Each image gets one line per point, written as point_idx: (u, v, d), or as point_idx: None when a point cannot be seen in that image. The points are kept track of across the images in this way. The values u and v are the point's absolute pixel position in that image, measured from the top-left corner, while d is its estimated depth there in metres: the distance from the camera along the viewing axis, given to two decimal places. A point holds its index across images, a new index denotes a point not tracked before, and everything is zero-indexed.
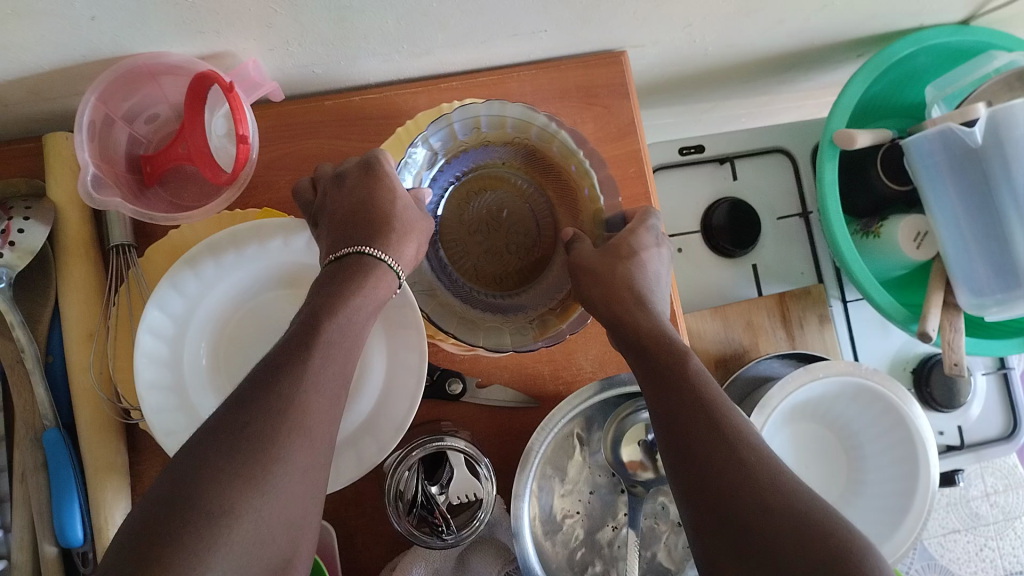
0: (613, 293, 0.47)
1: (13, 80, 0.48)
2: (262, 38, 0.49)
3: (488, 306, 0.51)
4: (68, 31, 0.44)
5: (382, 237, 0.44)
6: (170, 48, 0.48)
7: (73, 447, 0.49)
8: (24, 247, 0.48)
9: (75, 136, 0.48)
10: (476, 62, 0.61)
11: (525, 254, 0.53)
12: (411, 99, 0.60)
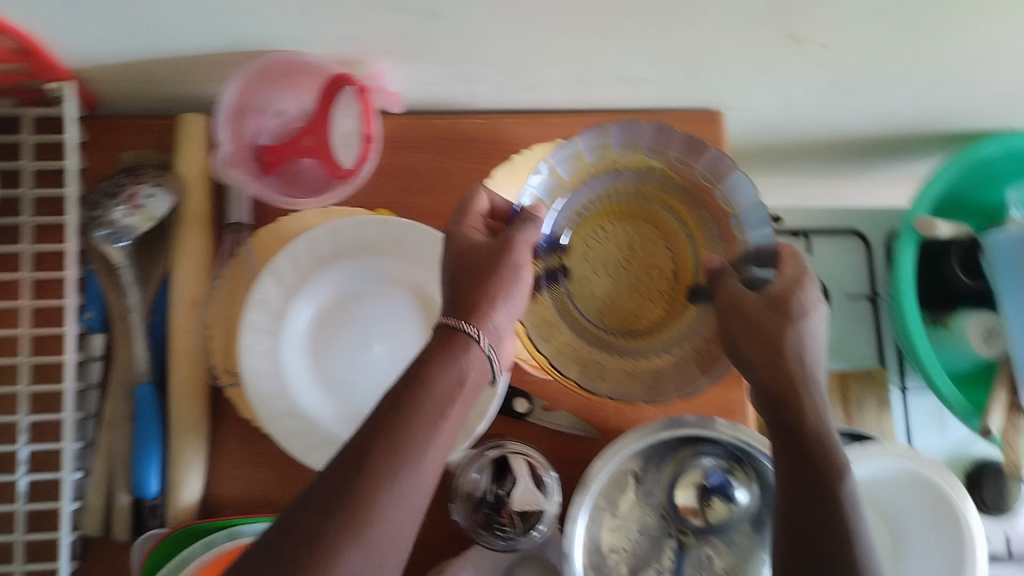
0: (776, 353, 0.46)
1: (162, 61, 0.51)
2: (395, 50, 0.52)
3: (621, 348, 0.51)
4: (222, 19, 0.47)
5: (475, 309, 0.44)
6: (309, 49, 0.52)
7: (161, 404, 0.52)
8: (149, 212, 0.52)
9: (217, 114, 0.53)
10: (582, 103, 0.64)
11: (665, 292, 0.52)
12: (515, 129, 0.62)
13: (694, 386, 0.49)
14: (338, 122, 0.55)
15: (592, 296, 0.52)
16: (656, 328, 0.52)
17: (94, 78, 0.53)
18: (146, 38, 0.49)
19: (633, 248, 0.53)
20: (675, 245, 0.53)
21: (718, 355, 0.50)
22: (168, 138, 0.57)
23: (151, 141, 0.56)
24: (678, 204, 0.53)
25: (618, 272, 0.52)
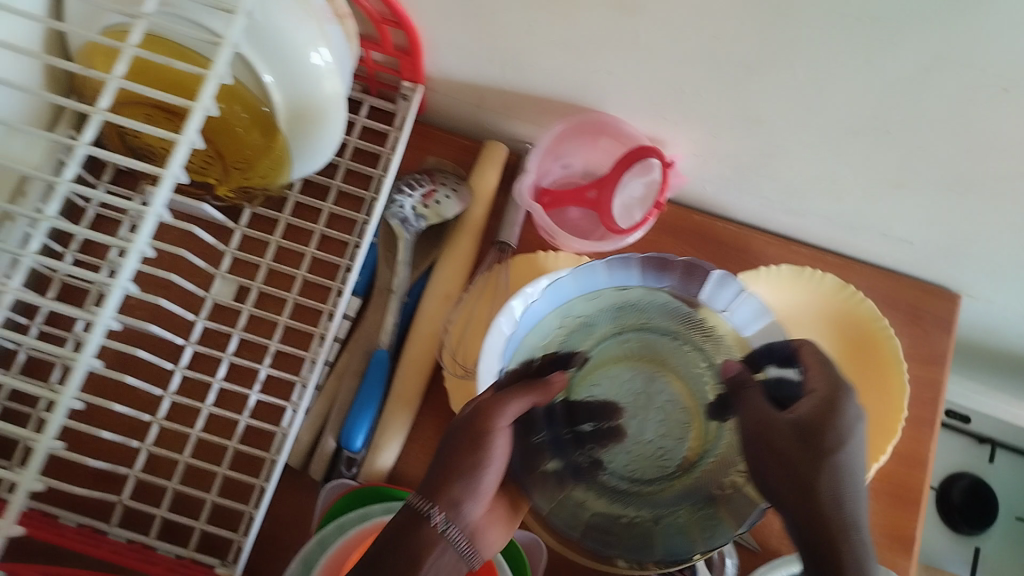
0: (808, 495, 0.39)
1: (502, 90, 0.59)
2: (699, 142, 0.58)
3: (620, 497, 0.41)
4: (575, 73, 0.54)
5: (439, 495, 0.41)
6: (629, 118, 0.58)
7: (389, 374, 0.57)
8: (436, 210, 0.60)
9: (534, 147, 0.61)
10: (831, 243, 0.66)
11: (674, 437, 0.42)
12: (763, 246, 0.66)
13: (716, 537, 0.39)
14: (634, 186, 0.62)
15: (618, 445, 0.42)
16: (637, 480, 0.41)
17: (436, 84, 0.61)
18: (504, 68, 0.56)
19: (628, 394, 0.43)
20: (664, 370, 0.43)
21: (723, 508, 0.40)
22: (473, 159, 0.65)
23: (458, 157, 0.65)
24: (693, 333, 0.44)
25: (649, 425, 0.43)
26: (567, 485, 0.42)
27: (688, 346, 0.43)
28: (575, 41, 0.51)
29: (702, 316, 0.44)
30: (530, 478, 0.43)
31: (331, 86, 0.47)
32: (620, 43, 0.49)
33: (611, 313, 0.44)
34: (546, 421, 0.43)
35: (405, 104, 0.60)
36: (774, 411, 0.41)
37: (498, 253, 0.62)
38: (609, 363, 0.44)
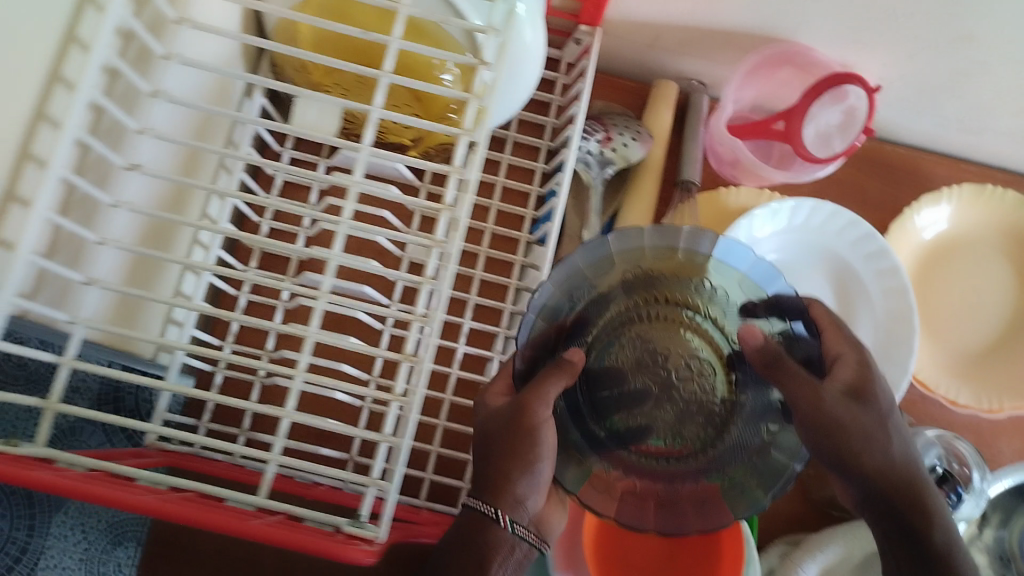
0: (852, 441, 0.46)
1: (682, 26, 0.59)
2: (894, 63, 0.57)
3: (658, 461, 0.45)
4: (780, 0, 0.54)
5: (491, 494, 0.44)
6: (820, 46, 0.58)
7: None
8: (621, 153, 0.61)
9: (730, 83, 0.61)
10: (1001, 160, 0.66)
11: (692, 387, 0.46)
12: (935, 167, 0.65)
13: (754, 502, 0.44)
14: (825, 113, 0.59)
15: (645, 428, 0.46)
16: (672, 446, 0.45)
17: (611, 26, 0.61)
18: (697, 5, 0.56)
19: (654, 351, 0.47)
20: (665, 330, 0.46)
21: (755, 476, 0.45)
22: (642, 102, 0.66)
23: (627, 101, 0.66)
24: (686, 296, 0.46)
25: (657, 393, 0.46)
26: (612, 472, 0.46)
27: (681, 318, 0.46)
28: None
29: (674, 274, 0.46)
30: (577, 475, 0.46)
31: (530, 36, 0.50)
32: None
33: (594, 278, 0.46)
34: (571, 417, 0.46)
35: (572, 49, 0.62)
36: (817, 381, 0.45)
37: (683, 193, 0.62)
38: (613, 333, 0.46)
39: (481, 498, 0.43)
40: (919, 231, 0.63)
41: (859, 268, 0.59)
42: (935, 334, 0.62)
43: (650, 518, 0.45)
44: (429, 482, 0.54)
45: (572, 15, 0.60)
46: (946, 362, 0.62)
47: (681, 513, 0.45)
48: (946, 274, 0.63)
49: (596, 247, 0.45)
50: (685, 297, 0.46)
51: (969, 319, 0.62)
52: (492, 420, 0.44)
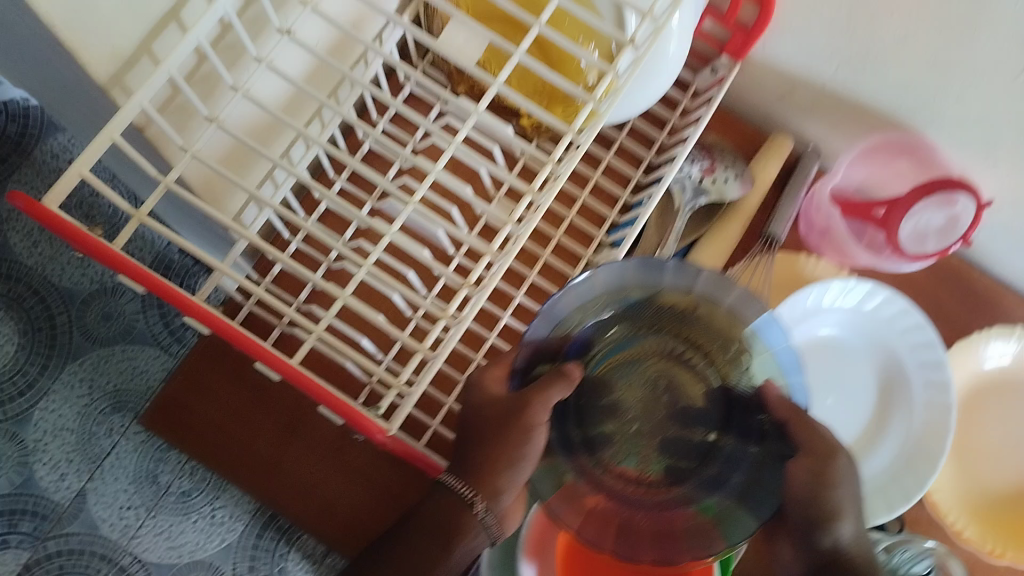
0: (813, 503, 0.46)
1: (819, 88, 0.59)
2: (1014, 189, 0.57)
3: (635, 486, 0.45)
4: (923, 91, 0.54)
5: (469, 473, 0.46)
6: (946, 149, 0.57)
7: None
8: (719, 188, 0.62)
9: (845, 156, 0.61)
10: None
11: (685, 418, 0.45)
12: (1016, 305, 0.64)
13: (713, 544, 0.43)
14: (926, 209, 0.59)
15: (618, 445, 0.45)
16: (654, 472, 0.45)
17: (751, 67, 0.62)
18: (842, 70, 0.56)
19: (653, 378, 0.46)
20: (673, 364, 0.45)
21: (729, 526, 0.43)
22: (754, 150, 0.66)
23: (739, 144, 0.66)
24: (698, 335, 0.45)
25: (649, 415, 0.46)
26: (585, 490, 0.44)
27: (694, 355, 0.45)
28: (942, 65, 0.51)
29: (690, 314, 0.44)
30: (548, 485, 0.45)
31: (671, 48, 0.53)
32: (995, 70, 0.49)
33: (612, 297, 0.44)
34: (557, 418, 0.46)
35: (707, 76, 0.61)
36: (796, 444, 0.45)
37: (763, 246, 0.63)
38: (620, 355, 0.46)
39: (461, 481, 0.46)
40: (981, 360, 0.63)
41: (908, 367, 0.60)
42: (963, 461, 0.63)
43: (615, 540, 0.44)
44: (431, 431, 0.54)
45: (719, 43, 0.60)
46: (962, 494, 0.62)
47: (643, 542, 0.44)
48: (989, 410, 0.64)
49: (617, 268, 0.42)
50: (698, 337, 0.45)
51: (1003, 461, 0.63)
52: (473, 411, 0.44)
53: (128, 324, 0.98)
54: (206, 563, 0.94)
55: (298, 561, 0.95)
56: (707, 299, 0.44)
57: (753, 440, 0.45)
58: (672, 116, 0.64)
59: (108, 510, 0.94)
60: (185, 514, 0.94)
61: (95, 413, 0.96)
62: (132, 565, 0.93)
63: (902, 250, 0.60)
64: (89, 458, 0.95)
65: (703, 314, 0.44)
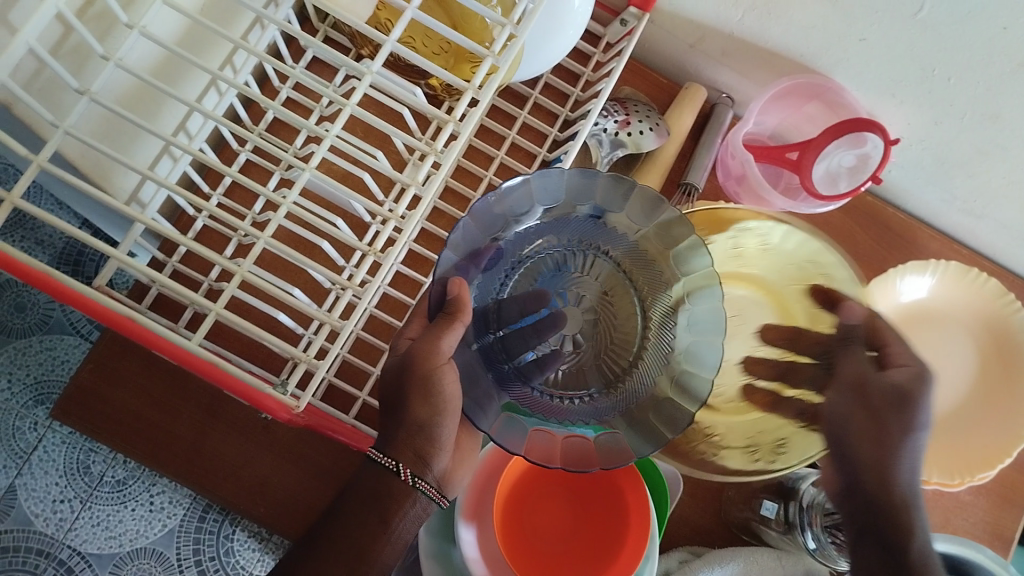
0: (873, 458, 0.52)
1: (728, 35, 0.59)
2: (920, 125, 0.58)
3: (569, 396, 0.50)
4: (828, 33, 0.54)
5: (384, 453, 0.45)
6: (854, 88, 0.58)
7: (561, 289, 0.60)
8: (635, 141, 0.61)
9: (756, 103, 0.60)
10: (989, 249, 0.67)
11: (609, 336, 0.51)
12: (926, 239, 0.66)
13: (654, 441, 0.46)
14: (842, 147, 0.59)
15: (543, 361, 0.50)
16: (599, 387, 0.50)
17: (661, 16, 0.61)
18: (749, 16, 0.56)
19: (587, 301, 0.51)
20: (596, 275, 0.53)
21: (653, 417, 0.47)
22: (670, 100, 0.65)
23: (656, 96, 0.65)
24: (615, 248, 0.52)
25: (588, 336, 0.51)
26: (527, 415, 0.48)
27: (612, 268, 0.52)
28: (843, 4, 0.51)
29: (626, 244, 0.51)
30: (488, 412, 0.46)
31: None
32: (896, 10, 0.49)
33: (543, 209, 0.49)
34: (481, 360, 0.48)
35: (618, 28, 0.60)
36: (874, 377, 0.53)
37: (683, 196, 0.64)
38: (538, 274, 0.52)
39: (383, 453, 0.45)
40: (898, 293, 0.64)
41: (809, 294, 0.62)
42: None
43: (565, 448, 0.46)
44: (361, 402, 0.54)
45: None
46: None
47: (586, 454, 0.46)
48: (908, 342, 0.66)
49: (554, 180, 0.47)
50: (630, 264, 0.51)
51: None
52: (392, 374, 0.45)
53: (43, 314, 0.94)
54: (150, 548, 0.94)
55: (243, 539, 0.95)
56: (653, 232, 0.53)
57: (670, 325, 0.50)
58: (587, 69, 0.63)
59: (41, 504, 0.92)
60: (121, 502, 0.93)
61: (17, 407, 0.93)
62: (73, 558, 0.92)
63: (813, 189, 0.59)
64: (16, 453, 0.93)
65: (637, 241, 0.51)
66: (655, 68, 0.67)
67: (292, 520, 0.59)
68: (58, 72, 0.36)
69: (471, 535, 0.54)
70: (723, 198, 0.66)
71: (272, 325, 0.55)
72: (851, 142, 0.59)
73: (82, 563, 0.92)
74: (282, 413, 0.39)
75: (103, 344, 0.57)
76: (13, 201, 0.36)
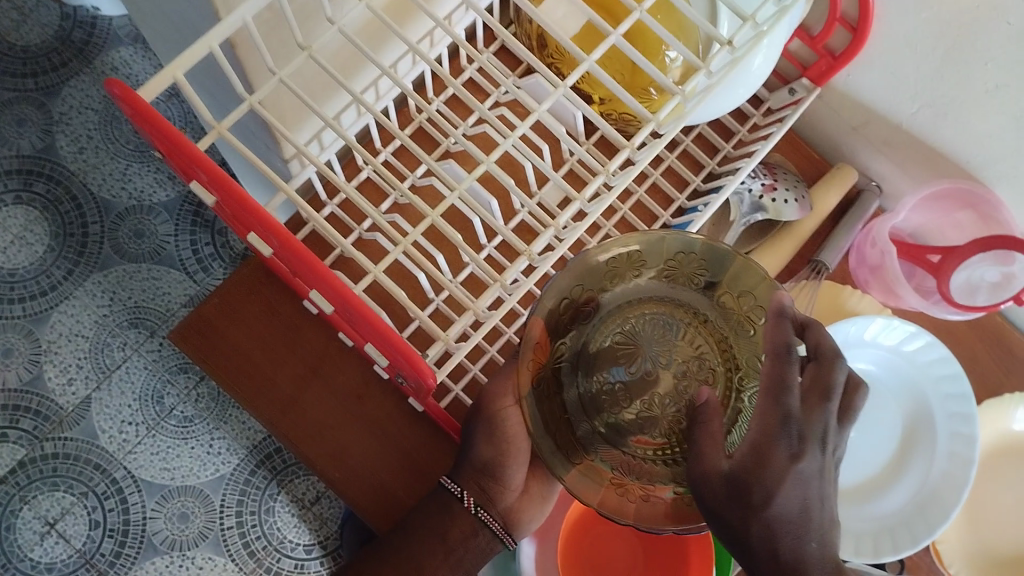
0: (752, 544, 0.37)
1: (895, 125, 0.59)
2: None
3: (648, 456, 0.42)
4: (1004, 145, 0.53)
5: (466, 475, 0.53)
6: (1013, 205, 0.57)
7: (665, 330, 0.43)
8: (776, 208, 0.61)
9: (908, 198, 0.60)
10: None
11: (648, 377, 0.43)
12: None
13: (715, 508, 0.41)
14: (982, 257, 0.58)
15: (635, 418, 0.42)
16: (635, 438, 0.42)
17: (830, 93, 0.62)
18: (925, 111, 0.56)
19: (623, 333, 0.43)
20: (676, 309, 0.43)
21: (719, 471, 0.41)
22: (817, 177, 0.65)
23: (803, 169, 0.65)
24: (692, 276, 0.43)
25: (605, 372, 0.43)
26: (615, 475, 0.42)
27: (686, 296, 0.43)
28: None
29: (650, 277, 0.44)
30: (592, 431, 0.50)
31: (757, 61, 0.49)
32: None
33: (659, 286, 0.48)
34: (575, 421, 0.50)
35: (782, 96, 0.61)
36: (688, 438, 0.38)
37: (811, 272, 0.63)
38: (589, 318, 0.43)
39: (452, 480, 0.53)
40: (1009, 421, 0.63)
41: (938, 409, 0.60)
42: (974, 520, 0.63)
43: None
44: (454, 392, 0.56)
45: (802, 65, 0.60)
46: (968, 551, 0.62)
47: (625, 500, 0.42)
48: (1001, 472, 0.64)
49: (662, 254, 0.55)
50: (676, 294, 0.44)
51: (1011, 528, 0.63)
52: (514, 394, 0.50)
53: (158, 245, 0.98)
54: (197, 488, 0.96)
55: (286, 503, 0.98)
56: (683, 251, 0.43)
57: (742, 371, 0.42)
58: (741, 128, 0.63)
59: (111, 422, 0.96)
60: (183, 439, 0.97)
61: (112, 326, 0.97)
62: (125, 480, 0.95)
63: (950, 296, 0.59)
64: (99, 367, 0.96)
65: (666, 268, 0.43)
66: (810, 143, 0.67)
67: (365, 492, 0.60)
68: (290, 24, 0.39)
69: (531, 550, 0.60)
70: (850, 283, 0.66)
71: (387, 303, 0.56)
72: (998, 257, 0.58)
73: (133, 486, 0.95)
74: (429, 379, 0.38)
75: (230, 284, 0.60)
76: (220, 131, 0.38)
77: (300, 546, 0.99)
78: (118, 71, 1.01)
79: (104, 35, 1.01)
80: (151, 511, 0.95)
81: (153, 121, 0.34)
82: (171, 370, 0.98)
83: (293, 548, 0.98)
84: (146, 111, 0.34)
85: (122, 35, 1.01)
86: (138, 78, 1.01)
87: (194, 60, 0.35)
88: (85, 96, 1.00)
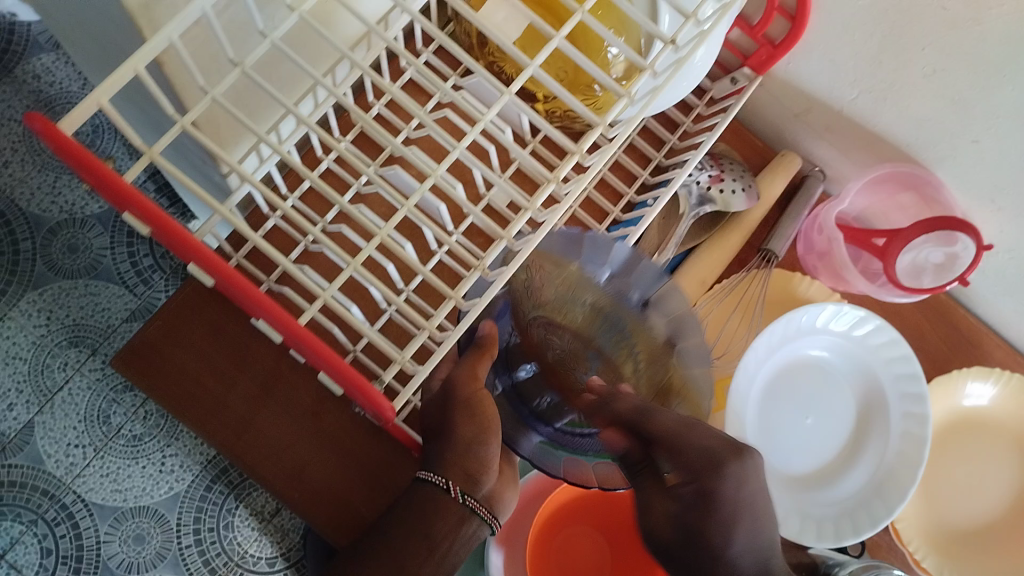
0: None
1: (836, 111, 0.59)
2: (1013, 235, 0.57)
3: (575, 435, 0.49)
4: (941, 128, 0.54)
5: None
6: (953, 185, 0.58)
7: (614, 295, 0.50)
8: (724, 199, 0.61)
9: (856, 184, 0.61)
10: None
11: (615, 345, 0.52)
12: (996, 348, 0.65)
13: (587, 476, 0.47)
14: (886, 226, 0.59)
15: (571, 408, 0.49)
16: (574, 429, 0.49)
17: (770, 80, 0.62)
18: (864, 97, 0.56)
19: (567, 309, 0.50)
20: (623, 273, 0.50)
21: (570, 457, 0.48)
22: (763, 164, 0.65)
23: (748, 157, 0.65)
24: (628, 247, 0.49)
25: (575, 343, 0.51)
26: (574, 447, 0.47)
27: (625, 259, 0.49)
28: (964, 102, 0.51)
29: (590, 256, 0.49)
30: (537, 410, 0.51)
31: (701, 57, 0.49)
32: (1016, 119, 0.49)
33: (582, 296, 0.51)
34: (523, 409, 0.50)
35: (725, 85, 0.60)
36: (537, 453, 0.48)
37: (761, 261, 0.63)
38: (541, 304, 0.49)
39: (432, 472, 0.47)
40: (960, 397, 0.64)
41: (888, 391, 0.61)
42: (929, 495, 0.65)
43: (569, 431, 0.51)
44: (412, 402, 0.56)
45: (743, 54, 0.60)
46: (924, 525, 0.63)
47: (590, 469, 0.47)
48: (954, 444, 0.66)
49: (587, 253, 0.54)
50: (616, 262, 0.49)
51: (965, 498, 0.65)
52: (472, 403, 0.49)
53: (93, 259, 0.95)
54: (152, 508, 0.94)
55: (245, 517, 0.96)
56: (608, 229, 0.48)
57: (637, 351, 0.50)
58: (686, 119, 0.62)
59: (56, 445, 0.92)
60: (134, 458, 0.94)
61: (50, 346, 0.93)
62: (75, 504, 0.92)
63: (896, 278, 0.59)
64: (40, 390, 0.92)
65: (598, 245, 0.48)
66: (754, 132, 0.68)
67: (326, 511, 0.59)
68: (220, 40, 0.37)
69: (499, 558, 0.59)
70: (799, 270, 0.67)
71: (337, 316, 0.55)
72: (941, 237, 0.59)
73: (83, 510, 0.92)
74: (387, 412, 0.37)
75: (172, 304, 0.58)
76: (151, 156, 0.36)
77: (263, 559, 0.96)
78: (39, 80, 0.96)
79: (24, 42, 0.96)
80: (105, 534, 0.92)
81: (80, 157, 0.32)
82: (116, 388, 0.94)
83: (256, 561, 0.96)
84: (73, 151, 0.32)
85: (42, 42, 0.97)
86: (61, 85, 0.96)
87: (116, 87, 0.33)
88: (6, 108, 0.95)
